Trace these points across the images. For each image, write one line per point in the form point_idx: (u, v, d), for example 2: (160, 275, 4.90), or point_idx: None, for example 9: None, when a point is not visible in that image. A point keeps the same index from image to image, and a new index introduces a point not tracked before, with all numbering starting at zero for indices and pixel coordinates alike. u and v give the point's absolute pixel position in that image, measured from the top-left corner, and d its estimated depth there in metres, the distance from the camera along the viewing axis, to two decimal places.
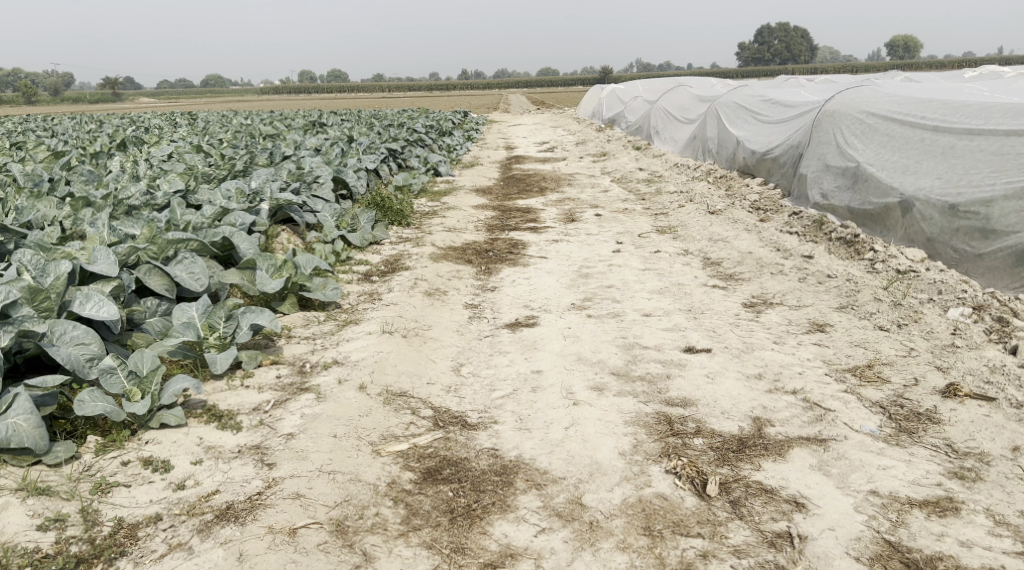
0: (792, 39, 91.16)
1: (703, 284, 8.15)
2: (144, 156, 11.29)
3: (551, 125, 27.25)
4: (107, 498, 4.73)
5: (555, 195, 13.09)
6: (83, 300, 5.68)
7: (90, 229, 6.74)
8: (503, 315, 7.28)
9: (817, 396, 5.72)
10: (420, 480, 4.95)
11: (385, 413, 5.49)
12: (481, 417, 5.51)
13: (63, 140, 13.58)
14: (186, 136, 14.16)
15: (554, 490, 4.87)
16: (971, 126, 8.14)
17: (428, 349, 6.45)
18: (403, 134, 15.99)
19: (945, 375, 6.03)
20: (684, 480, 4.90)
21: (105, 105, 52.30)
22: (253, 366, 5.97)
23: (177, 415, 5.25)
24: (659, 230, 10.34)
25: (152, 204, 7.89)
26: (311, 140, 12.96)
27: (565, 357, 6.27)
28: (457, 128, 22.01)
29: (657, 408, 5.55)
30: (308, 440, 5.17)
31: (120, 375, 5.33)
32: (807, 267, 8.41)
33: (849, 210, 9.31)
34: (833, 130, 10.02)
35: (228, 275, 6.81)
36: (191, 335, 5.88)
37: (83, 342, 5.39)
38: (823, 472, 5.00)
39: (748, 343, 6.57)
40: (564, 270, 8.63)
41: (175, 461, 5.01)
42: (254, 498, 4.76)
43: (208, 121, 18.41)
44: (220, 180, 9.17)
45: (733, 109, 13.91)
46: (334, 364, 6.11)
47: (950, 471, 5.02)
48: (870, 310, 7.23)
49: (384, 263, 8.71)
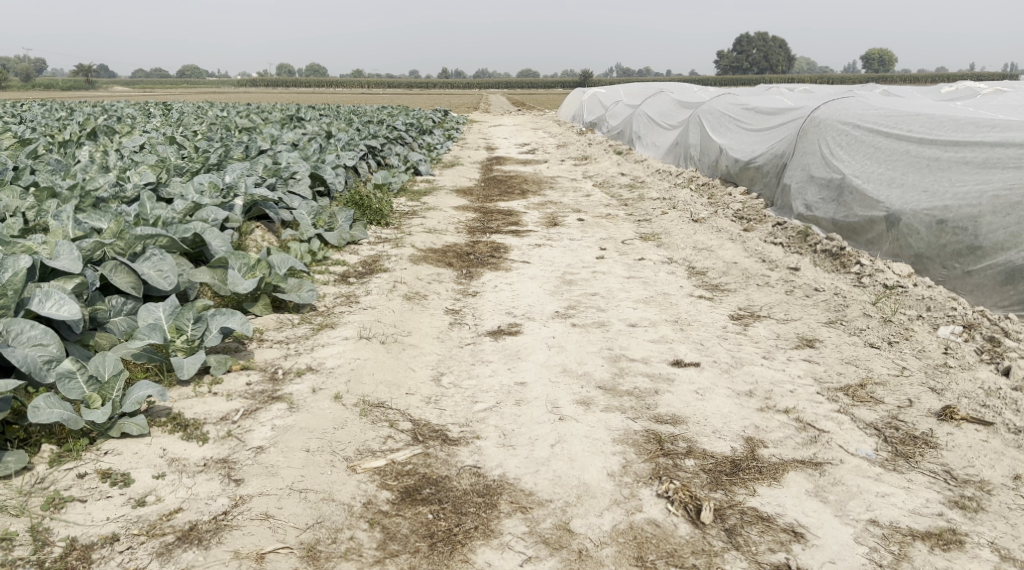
0: (770, 47, 91.58)
1: (689, 294, 7.95)
2: (114, 147, 10.92)
3: (531, 127, 27.05)
4: (61, 515, 4.44)
5: (537, 198, 12.86)
6: (43, 298, 5.41)
7: (54, 221, 6.40)
8: (485, 322, 7.03)
9: (810, 416, 5.52)
10: (397, 501, 4.70)
11: (361, 426, 5.22)
12: (463, 432, 5.26)
13: (33, 127, 13.19)
14: (159, 127, 13.80)
15: (539, 514, 4.63)
16: (957, 138, 8.02)
17: (407, 357, 6.19)
18: (382, 131, 15.70)
19: (940, 397, 5.84)
20: (677, 505, 4.67)
21: (79, 91, 51.68)
22: (221, 371, 5.69)
23: (139, 425, 4.95)
24: (643, 237, 10.14)
25: (121, 197, 7.60)
26: (289, 135, 12.66)
27: (549, 368, 6.03)
28: (438, 127, 21.72)
29: (646, 425, 5.33)
30: (278, 454, 4.89)
31: (80, 380, 5.03)
32: (794, 280, 8.24)
33: (832, 222, 9.12)
34: (818, 141, 9.85)
35: (198, 274, 6.52)
36: (157, 338, 5.60)
37: (41, 343, 5.08)
38: (820, 498, 4.80)
39: (737, 358, 6.36)
40: (547, 276, 8.40)
41: (136, 474, 4.73)
42: (220, 519, 4.49)
43: (182, 113, 18.00)
44: (193, 173, 8.86)
45: (717, 115, 13.74)
46: (308, 371, 5.83)
47: (950, 500, 4.85)
48: (860, 326, 7.06)
49: (362, 265, 8.43)
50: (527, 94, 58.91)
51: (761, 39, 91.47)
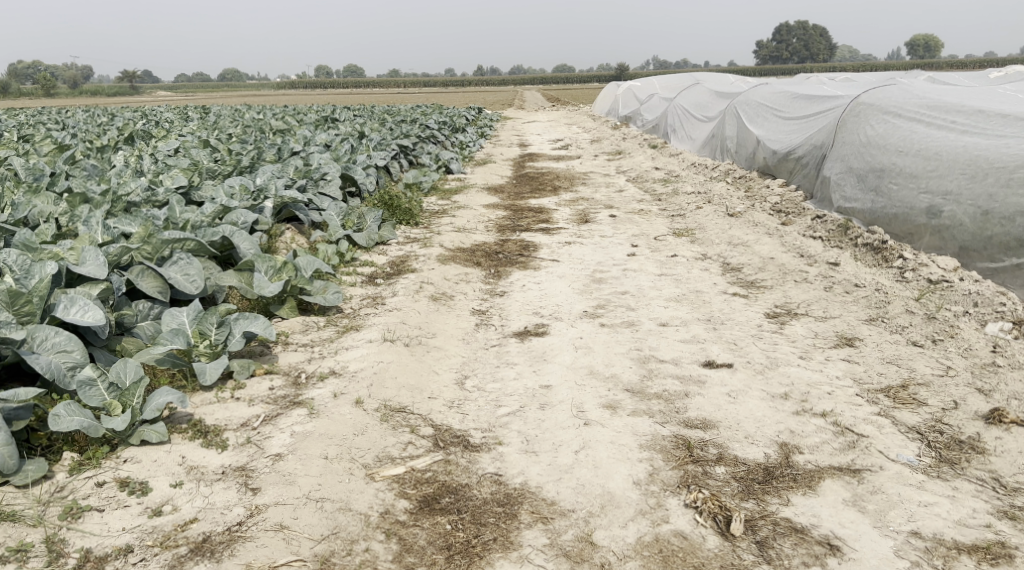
0: (809, 37, 90.08)
1: (723, 291, 7.75)
2: (149, 151, 10.95)
3: (565, 124, 26.93)
4: (77, 525, 4.39)
5: (568, 195, 12.70)
6: (68, 304, 5.36)
7: (83, 227, 6.32)
8: (512, 323, 6.89)
9: (849, 419, 5.32)
10: (416, 510, 4.58)
11: (382, 432, 5.11)
12: (485, 437, 5.13)
13: (72, 133, 13.28)
14: (194, 131, 13.83)
15: (561, 525, 4.49)
16: (1004, 133, 7.79)
17: (432, 360, 6.07)
18: (415, 130, 15.60)
19: (987, 400, 5.60)
20: (706, 516, 4.51)
21: (120, 95, 52.68)
22: (244, 376, 5.60)
23: (158, 432, 4.89)
24: (676, 232, 9.94)
25: (152, 201, 7.54)
26: (321, 136, 12.58)
27: (575, 371, 5.88)
28: (472, 126, 21.59)
29: (675, 430, 5.16)
30: (296, 462, 4.79)
31: (100, 388, 4.96)
32: (833, 275, 7.99)
33: (872, 214, 8.84)
34: (857, 130, 9.57)
35: (225, 277, 6.45)
36: (180, 343, 5.51)
37: (65, 350, 5.03)
38: (858, 508, 4.60)
39: (772, 359, 6.15)
40: (576, 275, 8.24)
41: (154, 483, 4.66)
42: (234, 530, 4.40)
43: (218, 115, 18.16)
44: (224, 176, 8.80)
45: (754, 107, 13.45)
46: (331, 375, 5.73)
47: (999, 510, 4.62)
48: (902, 323, 6.81)
49: (390, 265, 8.33)
50: (561, 91, 58.66)
51: (800, 30, 90.27)
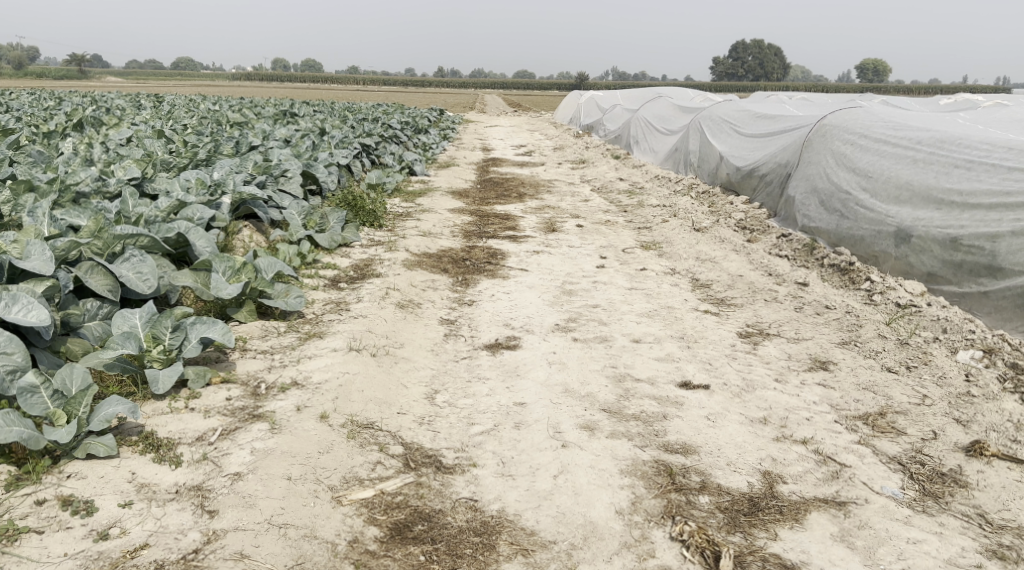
0: (766, 54, 91.23)
1: (694, 308, 7.59)
2: (100, 139, 10.48)
3: (527, 129, 26.74)
4: (14, 548, 4.10)
5: (534, 202, 12.48)
6: (10, 303, 5.01)
7: (28, 218, 5.94)
8: (481, 335, 6.64)
9: (830, 448, 5.18)
10: (386, 539, 4.37)
11: (348, 450, 4.84)
12: (458, 458, 4.91)
13: (16, 116, 12.69)
14: (147, 120, 13.32)
15: (542, 558, 4.31)
16: (970, 157, 7.65)
17: (399, 372, 5.81)
18: (377, 129, 15.25)
19: (966, 430, 5.52)
20: (693, 551, 4.37)
21: (71, 81, 51.49)
22: (200, 385, 5.26)
23: (106, 445, 4.55)
24: (644, 245, 9.78)
25: (104, 192, 7.15)
26: (282, 131, 12.18)
27: (550, 388, 5.65)
28: (434, 128, 21.25)
29: (655, 455, 4.98)
30: (257, 483, 4.51)
31: (43, 396, 4.61)
32: (803, 295, 7.90)
33: (837, 235, 8.74)
34: (824, 150, 9.44)
35: (179, 277, 6.09)
36: (131, 347, 5.17)
37: (5, 353, 4.66)
38: (846, 544, 4.49)
39: (749, 381, 5.98)
40: (545, 285, 8.02)
41: (100, 502, 4.35)
42: (189, 559, 4.15)
43: (173, 105, 17.60)
44: (180, 169, 8.40)
45: (718, 122, 13.32)
46: (293, 387, 5.42)
47: (987, 550, 4.55)
48: (876, 348, 6.70)
49: (353, 269, 8.02)
50: (521, 96, 58.65)
51: (757, 46, 91.39)
